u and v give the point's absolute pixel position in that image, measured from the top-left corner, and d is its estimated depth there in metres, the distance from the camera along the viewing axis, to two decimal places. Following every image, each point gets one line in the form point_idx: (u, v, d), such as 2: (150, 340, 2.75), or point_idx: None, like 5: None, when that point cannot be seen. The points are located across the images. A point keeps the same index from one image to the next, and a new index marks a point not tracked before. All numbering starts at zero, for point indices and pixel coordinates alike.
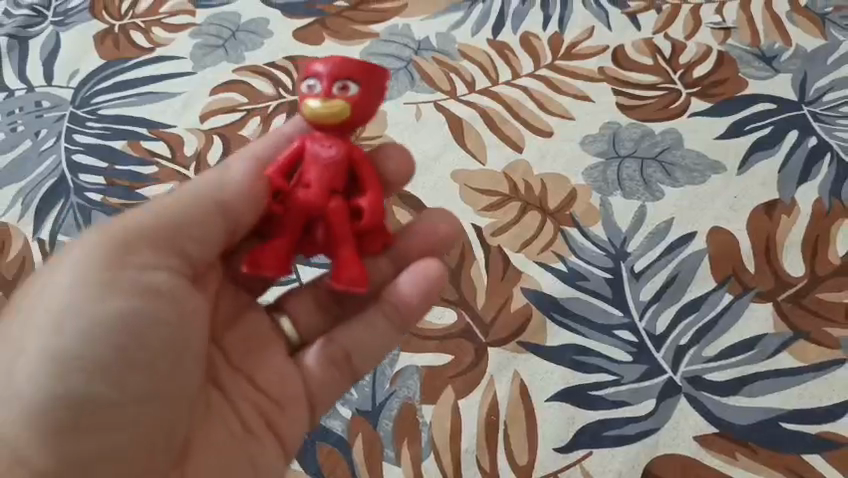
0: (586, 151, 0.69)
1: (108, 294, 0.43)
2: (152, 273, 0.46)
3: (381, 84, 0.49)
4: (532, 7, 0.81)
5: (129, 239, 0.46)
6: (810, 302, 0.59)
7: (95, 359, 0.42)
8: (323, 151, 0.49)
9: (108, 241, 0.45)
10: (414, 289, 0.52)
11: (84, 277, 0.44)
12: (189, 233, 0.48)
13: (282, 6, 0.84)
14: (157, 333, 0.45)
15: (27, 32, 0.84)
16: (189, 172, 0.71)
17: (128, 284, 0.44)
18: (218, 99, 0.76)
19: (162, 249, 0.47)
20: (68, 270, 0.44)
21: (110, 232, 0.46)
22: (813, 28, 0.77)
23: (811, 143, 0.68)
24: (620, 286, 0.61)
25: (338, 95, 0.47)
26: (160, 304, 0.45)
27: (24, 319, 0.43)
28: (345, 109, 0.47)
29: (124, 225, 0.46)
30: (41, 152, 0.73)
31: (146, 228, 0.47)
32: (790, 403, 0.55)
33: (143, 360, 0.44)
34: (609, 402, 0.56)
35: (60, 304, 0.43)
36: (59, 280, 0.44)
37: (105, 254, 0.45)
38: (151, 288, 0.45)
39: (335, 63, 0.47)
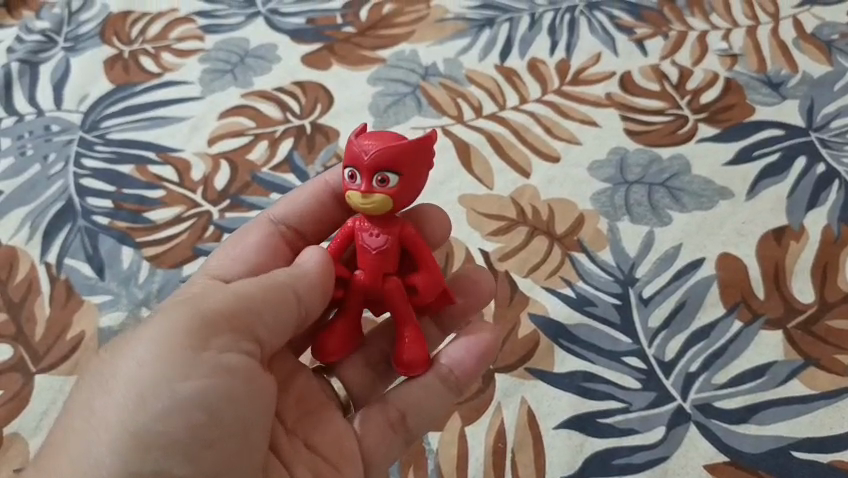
0: (593, 176, 0.69)
1: (183, 375, 0.40)
2: (228, 354, 0.42)
3: (424, 156, 0.44)
4: (539, 33, 0.82)
5: (208, 314, 0.42)
6: (820, 329, 0.59)
7: (165, 443, 0.39)
8: (371, 241, 0.45)
9: (183, 318, 0.42)
10: (468, 352, 0.50)
11: (159, 357, 0.41)
12: (266, 314, 0.44)
13: (291, 31, 0.85)
14: (230, 413, 0.41)
15: (38, 57, 0.84)
16: (196, 196, 0.71)
17: (202, 366, 0.41)
18: (226, 124, 0.77)
19: (239, 326, 0.43)
20: (142, 348, 0.41)
21: (187, 309, 0.42)
22: (820, 55, 0.77)
23: (819, 169, 0.68)
24: (628, 312, 0.61)
25: (379, 189, 0.43)
26: (236, 385, 0.42)
27: (98, 393, 0.41)
28: (387, 202, 0.43)
29: (201, 304, 0.43)
30: (49, 175, 0.73)
31: (222, 308, 0.43)
32: (801, 432, 0.54)
33: (209, 443, 0.41)
34: (617, 429, 0.56)
35: (133, 383, 0.40)
36: (134, 355, 0.41)
37: (179, 335, 0.41)
38: (227, 368, 0.41)
39: (373, 154, 0.43)
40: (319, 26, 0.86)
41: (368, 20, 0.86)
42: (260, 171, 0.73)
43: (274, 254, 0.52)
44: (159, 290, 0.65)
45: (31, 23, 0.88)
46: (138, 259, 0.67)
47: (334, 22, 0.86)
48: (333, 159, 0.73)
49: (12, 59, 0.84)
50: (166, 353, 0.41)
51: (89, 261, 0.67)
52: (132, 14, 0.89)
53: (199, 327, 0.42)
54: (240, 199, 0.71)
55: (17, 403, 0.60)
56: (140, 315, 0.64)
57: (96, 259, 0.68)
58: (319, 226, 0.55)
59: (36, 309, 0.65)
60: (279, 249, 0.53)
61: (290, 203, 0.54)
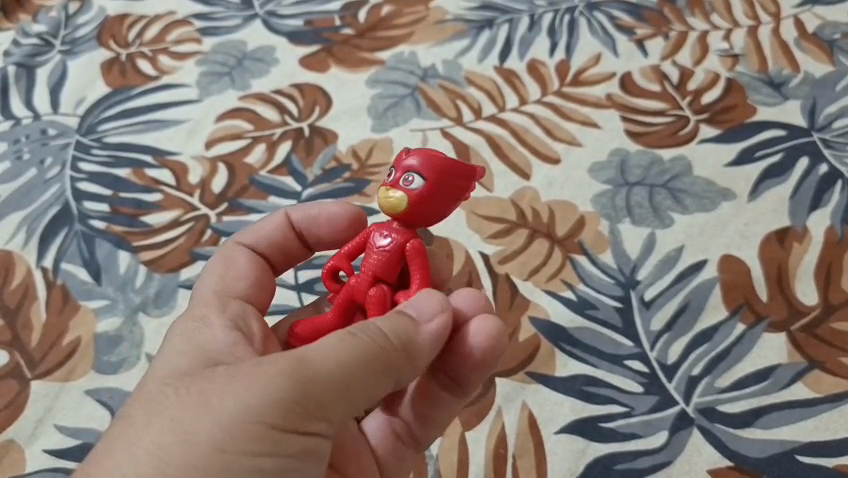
0: (593, 178, 0.69)
1: (261, 455, 0.36)
2: (317, 437, 0.38)
3: (457, 185, 0.42)
4: (539, 34, 0.81)
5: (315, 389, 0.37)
6: (824, 332, 0.58)
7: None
8: (378, 240, 0.43)
9: (288, 382, 0.36)
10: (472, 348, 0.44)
11: (246, 428, 0.36)
12: (361, 390, 0.39)
13: (289, 34, 0.85)
14: None
15: (35, 60, 0.84)
16: (193, 199, 0.71)
17: (286, 451, 0.36)
18: (223, 127, 0.76)
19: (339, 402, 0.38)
20: (232, 406, 0.36)
21: (297, 372, 0.37)
22: (822, 55, 0.76)
23: (822, 170, 0.67)
24: (631, 315, 0.60)
25: (401, 186, 0.41)
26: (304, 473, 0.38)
27: (164, 434, 0.36)
28: (400, 201, 0.41)
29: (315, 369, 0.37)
30: (46, 180, 0.73)
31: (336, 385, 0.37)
32: (805, 436, 0.54)
33: None
34: (620, 434, 0.55)
35: (208, 446, 0.35)
36: (219, 412, 0.36)
37: (278, 407, 0.36)
38: (308, 449, 0.37)
39: (417, 155, 0.42)
40: (317, 28, 0.85)
41: (367, 22, 0.85)
42: (259, 174, 0.72)
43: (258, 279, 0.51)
44: (156, 295, 0.65)
45: (27, 27, 0.88)
46: (135, 265, 0.67)
47: (332, 24, 0.85)
48: (332, 163, 0.72)
49: (9, 63, 0.84)
50: (250, 423, 0.36)
51: (85, 265, 0.67)
52: (129, 17, 0.88)
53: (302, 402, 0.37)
54: (238, 202, 0.70)
55: (14, 409, 0.59)
56: (137, 321, 0.63)
57: (93, 264, 0.67)
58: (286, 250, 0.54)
59: (32, 314, 0.64)
60: (266, 272, 0.52)
61: (257, 233, 0.53)
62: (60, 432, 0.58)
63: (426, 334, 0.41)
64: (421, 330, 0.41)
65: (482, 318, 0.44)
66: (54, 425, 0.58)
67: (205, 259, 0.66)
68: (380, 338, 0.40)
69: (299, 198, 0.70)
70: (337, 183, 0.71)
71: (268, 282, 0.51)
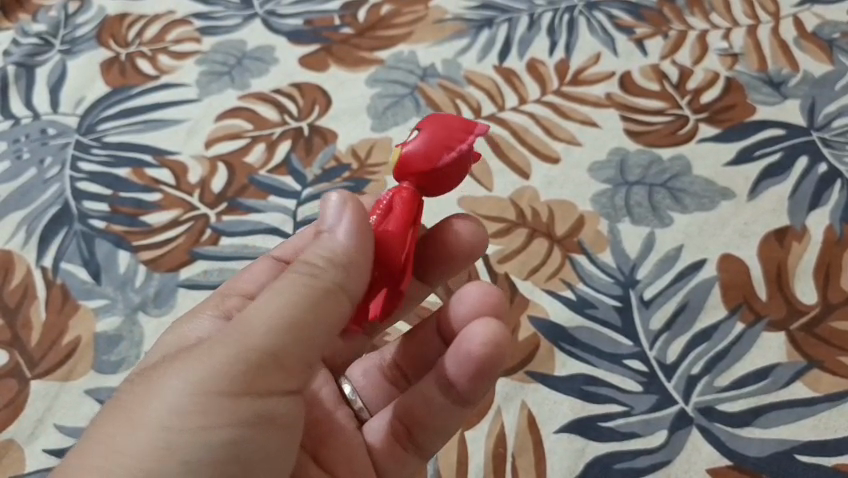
0: (593, 177, 0.69)
1: (219, 423, 0.36)
2: (272, 397, 0.38)
3: (447, 136, 0.40)
4: (538, 34, 0.81)
5: (262, 348, 0.37)
6: (823, 331, 0.58)
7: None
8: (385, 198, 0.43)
9: (235, 348, 0.37)
10: (467, 354, 0.43)
11: (198, 400, 0.36)
12: (311, 341, 0.38)
13: (288, 33, 0.85)
14: (261, 462, 0.38)
15: (34, 60, 0.84)
16: (193, 199, 0.71)
17: (241, 416, 0.37)
18: (222, 126, 0.76)
19: (289, 359, 0.38)
20: (182, 383, 0.36)
21: (242, 336, 0.37)
22: (821, 54, 0.76)
23: (821, 170, 0.67)
24: (630, 314, 0.60)
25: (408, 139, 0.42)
26: (271, 435, 0.39)
27: (119, 426, 0.36)
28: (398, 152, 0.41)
29: (261, 328, 0.37)
30: (45, 179, 0.73)
31: (285, 341, 0.37)
32: (804, 435, 0.54)
33: None
34: (619, 433, 0.55)
35: (165, 426, 0.36)
36: (169, 391, 0.36)
37: (227, 373, 0.36)
38: (266, 413, 0.38)
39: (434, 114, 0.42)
40: (316, 27, 0.85)
41: (367, 21, 0.85)
42: (258, 173, 0.72)
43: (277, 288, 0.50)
44: (156, 294, 0.65)
45: (27, 26, 0.88)
46: (134, 264, 0.67)
47: (332, 24, 0.85)
48: (331, 162, 0.72)
49: (8, 63, 0.84)
50: (199, 396, 0.36)
51: (85, 265, 0.67)
52: (129, 16, 0.88)
53: (252, 364, 0.37)
54: (237, 202, 0.70)
55: (14, 408, 0.59)
56: (136, 320, 0.63)
57: (93, 264, 0.67)
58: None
59: (32, 314, 0.64)
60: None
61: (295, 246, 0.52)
62: (59, 431, 0.58)
63: (344, 246, 0.39)
64: (338, 240, 0.39)
65: (480, 322, 0.43)
66: (53, 425, 0.58)
67: (204, 259, 0.66)
68: (315, 274, 0.38)
69: (299, 198, 0.70)
70: (336, 182, 0.71)
71: None
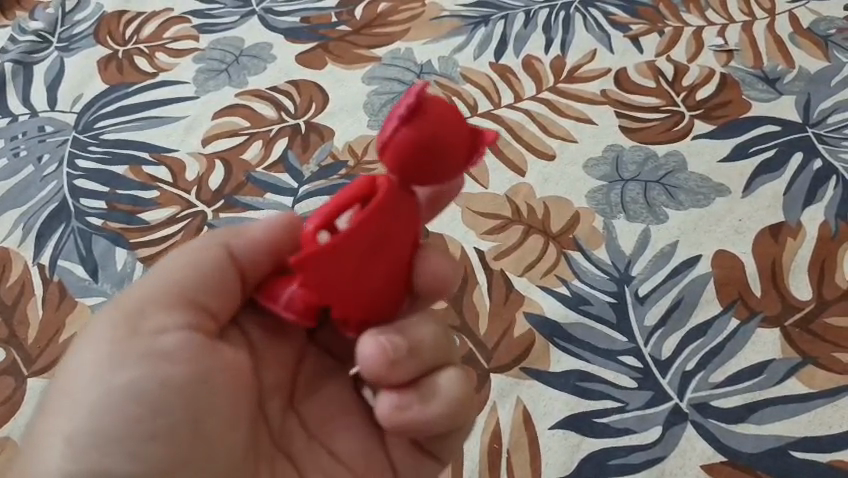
0: (588, 174, 0.69)
1: (115, 370, 0.40)
2: (163, 336, 0.41)
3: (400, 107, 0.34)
4: (534, 31, 0.81)
5: (142, 303, 0.42)
6: (817, 328, 0.58)
7: (120, 443, 0.40)
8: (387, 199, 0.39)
9: (118, 312, 0.42)
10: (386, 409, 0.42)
11: (94, 360, 0.41)
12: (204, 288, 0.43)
13: (285, 31, 0.85)
14: (176, 396, 0.40)
15: (32, 58, 0.84)
16: (190, 196, 0.71)
17: (132, 355, 0.41)
18: (220, 123, 0.76)
19: (175, 305, 0.42)
20: (82, 355, 0.42)
21: (124, 300, 0.42)
22: (816, 50, 0.76)
23: (816, 166, 0.67)
24: (624, 310, 0.60)
25: None
26: (174, 372, 0.41)
27: (53, 408, 0.42)
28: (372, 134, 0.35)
29: (137, 290, 0.42)
30: (43, 177, 0.73)
31: (167, 290, 0.42)
32: (799, 431, 0.54)
33: (163, 428, 0.40)
34: (614, 429, 0.55)
35: (72, 392, 0.41)
36: (76, 363, 0.42)
37: (111, 330, 0.42)
38: (160, 351, 0.41)
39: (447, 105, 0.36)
40: (314, 24, 0.85)
41: (364, 19, 0.85)
42: (255, 171, 0.72)
43: None
44: None
45: (25, 24, 0.88)
46: (131, 261, 0.67)
47: (329, 21, 0.86)
48: (328, 158, 0.72)
49: (5, 60, 0.84)
50: (98, 354, 0.41)
51: (82, 262, 0.67)
52: (127, 15, 0.88)
53: (133, 317, 0.42)
54: (234, 199, 0.70)
55: (10, 406, 0.59)
56: None
57: (89, 260, 0.67)
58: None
59: (29, 311, 0.64)
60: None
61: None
62: None
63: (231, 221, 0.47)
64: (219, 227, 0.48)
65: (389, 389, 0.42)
66: None
67: None
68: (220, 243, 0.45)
69: (295, 195, 0.70)
70: (332, 179, 0.71)
71: None
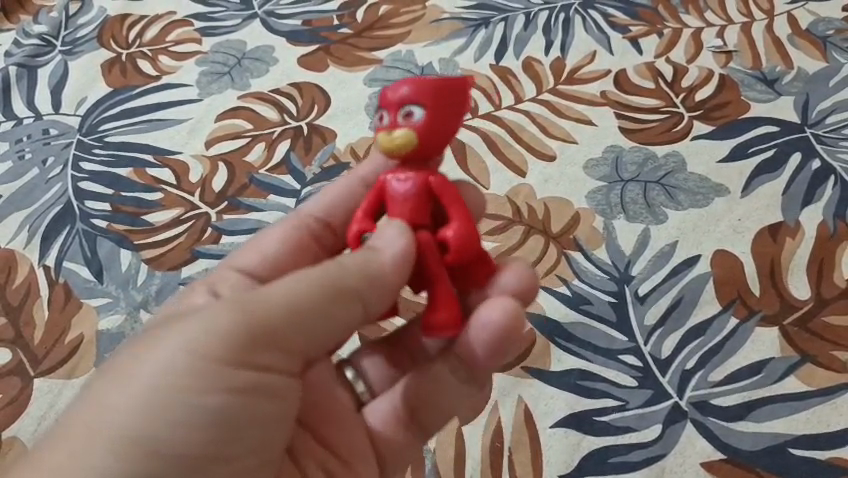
0: (588, 175, 0.69)
1: (212, 390, 0.39)
2: (264, 371, 0.41)
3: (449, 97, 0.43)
4: (534, 32, 0.82)
5: (263, 330, 0.41)
6: (816, 326, 0.59)
7: (186, 459, 0.39)
8: (400, 186, 0.44)
9: (235, 323, 0.40)
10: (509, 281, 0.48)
11: (191, 363, 0.39)
12: (317, 322, 0.43)
13: (287, 34, 0.85)
14: (247, 429, 0.41)
15: (36, 61, 0.85)
16: (194, 198, 0.71)
17: (236, 382, 0.40)
18: (223, 126, 0.77)
19: (284, 343, 0.42)
20: (178, 349, 0.40)
21: (244, 311, 0.41)
22: (815, 51, 0.77)
23: (815, 166, 0.68)
24: (624, 310, 0.61)
25: (403, 123, 0.42)
26: (257, 405, 0.41)
27: (118, 382, 0.39)
28: (408, 139, 0.42)
29: (263, 308, 0.41)
30: (48, 179, 0.74)
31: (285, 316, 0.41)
32: (798, 429, 0.54)
33: (226, 453, 0.40)
34: (614, 427, 0.56)
35: (154, 389, 0.39)
36: (167, 359, 0.39)
37: (219, 343, 0.40)
38: (255, 384, 0.41)
39: (412, 83, 0.42)
40: (315, 27, 0.86)
41: (365, 21, 0.86)
42: (258, 172, 0.73)
43: (298, 250, 0.54)
44: (157, 292, 0.65)
45: (28, 27, 0.89)
46: (136, 262, 0.67)
47: (330, 24, 0.86)
48: (330, 160, 0.73)
49: (10, 63, 0.84)
50: (204, 362, 0.39)
51: (87, 264, 0.68)
52: (130, 18, 0.89)
53: (247, 339, 0.40)
54: (237, 201, 0.71)
55: (16, 407, 0.60)
56: (138, 318, 0.64)
57: (94, 262, 0.68)
58: (348, 217, 0.55)
59: (34, 313, 0.65)
60: (304, 244, 0.54)
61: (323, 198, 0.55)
62: None
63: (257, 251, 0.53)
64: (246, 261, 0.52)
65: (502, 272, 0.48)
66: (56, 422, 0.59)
67: (206, 257, 0.67)
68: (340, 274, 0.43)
69: (297, 196, 0.71)
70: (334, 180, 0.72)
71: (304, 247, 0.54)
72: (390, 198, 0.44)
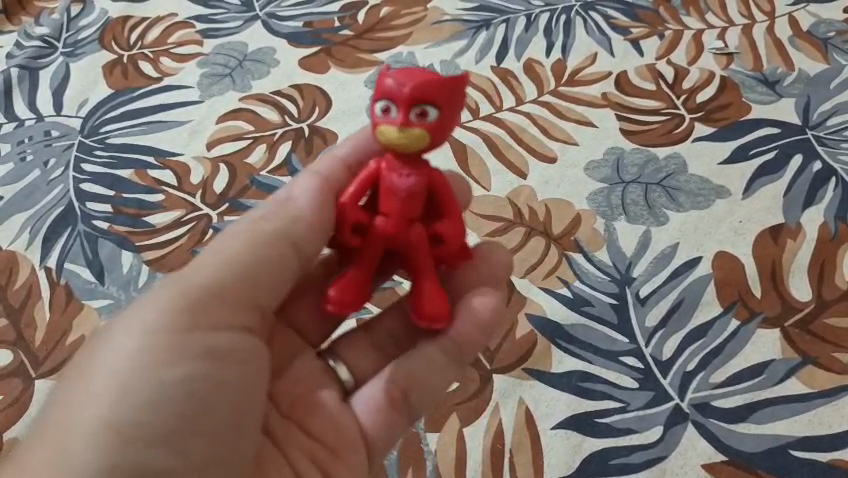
0: (589, 177, 0.69)
1: (174, 361, 0.41)
2: (220, 335, 0.43)
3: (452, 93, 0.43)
4: (535, 34, 0.82)
5: (205, 297, 0.43)
6: (817, 328, 0.59)
7: (168, 432, 0.40)
8: (401, 181, 0.44)
9: (176, 300, 0.43)
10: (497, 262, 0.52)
11: (147, 342, 0.41)
12: (261, 283, 0.46)
13: (288, 35, 0.86)
14: (224, 397, 0.42)
15: (37, 63, 0.85)
16: (195, 199, 0.71)
17: (193, 348, 0.42)
18: (224, 128, 0.77)
19: (233, 308, 0.44)
20: (132, 334, 0.41)
21: (178, 286, 0.43)
22: (816, 52, 0.77)
23: (816, 168, 0.68)
24: (625, 311, 0.61)
25: (416, 121, 0.42)
26: (225, 370, 0.43)
27: (79, 381, 0.40)
28: (422, 138, 0.43)
29: (198, 279, 0.44)
30: (49, 181, 0.74)
31: (223, 279, 0.44)
32: (799, 431, 0.54)
33: (208, 420, 0.41)
34: (615, 429, 0.56)
35: (116, 372, 0.40)
36: (119, 344, 0.41)
37: (166, 318, 0.42)
38: (218, 349, 0.43)
39: (417, 82, 0.42)
40: (316, 29, 0.86)
41: (366, 23, 0.86)
42: (259, 174, 0.73)
43: None
44: None
45: (30, 29, 0.89)
46: (137, 263, 0.68)
47: (331, 26, 0.86)
48: None
49: (11, 65, 0.85)
50: (158, 337, 0.41)
51: (88, 265, 0.68)
52: (131, 19, 0.89)
53: (194, 310, 0.43)
54: (238, 202, 0.71)
55: (18, 408, 0.60)
56: None
57: (96, 264, 0.68)
58: None
59: (36, 314, 0.65)
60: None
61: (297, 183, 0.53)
62: None
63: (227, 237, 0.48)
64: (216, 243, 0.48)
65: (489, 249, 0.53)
66: None
67: None
68: (261, 228, 0.47)
69: None
70: None
71: None
72: (386, 189, 0.45)
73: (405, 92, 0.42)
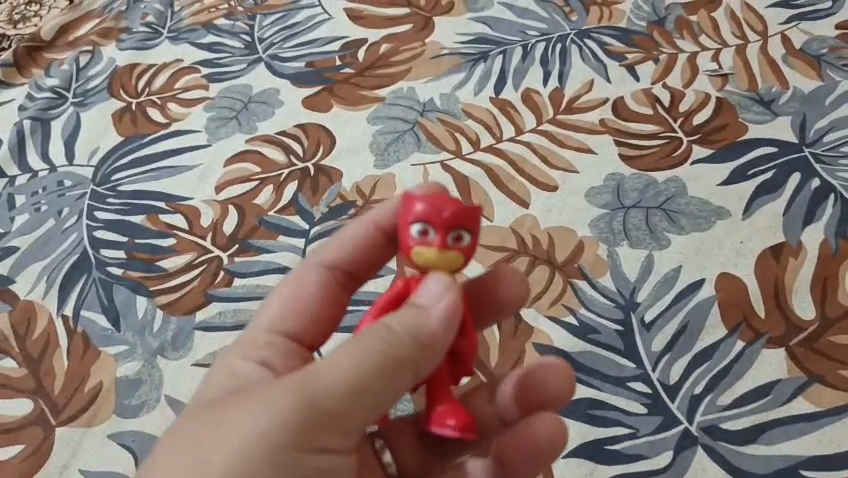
0: (591, 203, 0.70)
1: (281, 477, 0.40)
2: (327, 451, 0.41)
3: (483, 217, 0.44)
4: (532, 64, 0.83)
5: (327, 412, 0.40)
6: (822, 346, 0.59)
7: None
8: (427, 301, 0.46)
9: (293, 408, 0.40)
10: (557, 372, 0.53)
11: (256, 449, 0.39)
12: (379, 397, 0.42)
13: (291, 76, 0.88)
14: None
15: (49, 114, 0.87)
16: (205, 242, 0.73)
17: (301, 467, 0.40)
18: (231, 171, 0.79)
19: (344, 422, 0.41)
20: (245, 430, 0.39)
21: (304, 389, 0.40)
22: (810, 70, 0.77)
23: (814, 185, 0.68)
24: (631, 337, 0.61)
25: (453, 245, 0.43)
26: None
27: (184, 460, 0.39)
28: (457, 260, 0.44)
29: (324, 385, 0.40)
30: (63, 230, 0.76)
31: (344, 394, 0.40)
32: (809, 450, 0.54)
33: None
34: (627, 455, 0.56)
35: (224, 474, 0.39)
36: (234, 439, 0.39)
37: (287, 430, 0.39)
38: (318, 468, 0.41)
39: (450, 210, 0.43)
40: (318, 69, 0.88)
41: (366, 60, 0.88)
42: (267, 215, 0.74)
43: (326, 302, 0.54)
44: (173, 338, 0.67)
45: (41, 81, 0.91)
46: (151, 308, 0.69)
47: (332, 64, 0.88)
48: (337, 200, 0.75)
49: (23, 117, 0.87)
50: (274, 448, 0.39)
51: (104, 311, 0.69)
52: (138, 67, 0.92)
53: (308, 424, 0.40)
54: (247, 244, 0.72)
55: (39, 456, 0.61)
56: (155, 363, 0.66)
57: (111, 310, 0.69)
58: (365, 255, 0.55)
59: (54, 362, 0.67)
60: (335, 294, 0.54)
61: (340, 244, 0.54)
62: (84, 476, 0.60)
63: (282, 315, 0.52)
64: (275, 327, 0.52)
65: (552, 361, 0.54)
66: (78, 470, 0.60)
67: (219, 301, 0.68)
68: (394, 343, 0.42)
69: (307, 236, 0.72)
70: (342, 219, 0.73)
71: (331, 300, 0.54)
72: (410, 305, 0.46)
73: (440, 216, 0.43)
